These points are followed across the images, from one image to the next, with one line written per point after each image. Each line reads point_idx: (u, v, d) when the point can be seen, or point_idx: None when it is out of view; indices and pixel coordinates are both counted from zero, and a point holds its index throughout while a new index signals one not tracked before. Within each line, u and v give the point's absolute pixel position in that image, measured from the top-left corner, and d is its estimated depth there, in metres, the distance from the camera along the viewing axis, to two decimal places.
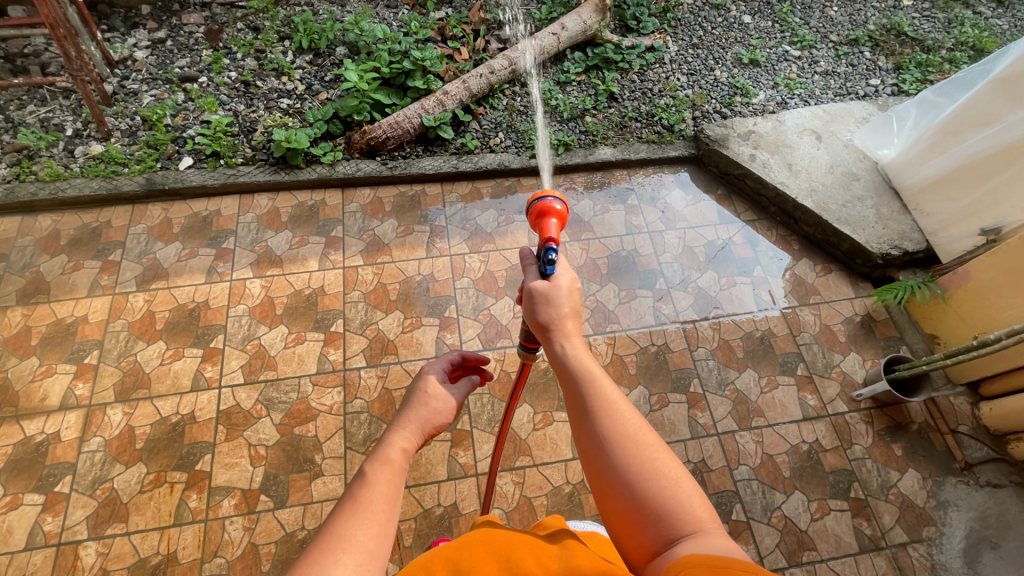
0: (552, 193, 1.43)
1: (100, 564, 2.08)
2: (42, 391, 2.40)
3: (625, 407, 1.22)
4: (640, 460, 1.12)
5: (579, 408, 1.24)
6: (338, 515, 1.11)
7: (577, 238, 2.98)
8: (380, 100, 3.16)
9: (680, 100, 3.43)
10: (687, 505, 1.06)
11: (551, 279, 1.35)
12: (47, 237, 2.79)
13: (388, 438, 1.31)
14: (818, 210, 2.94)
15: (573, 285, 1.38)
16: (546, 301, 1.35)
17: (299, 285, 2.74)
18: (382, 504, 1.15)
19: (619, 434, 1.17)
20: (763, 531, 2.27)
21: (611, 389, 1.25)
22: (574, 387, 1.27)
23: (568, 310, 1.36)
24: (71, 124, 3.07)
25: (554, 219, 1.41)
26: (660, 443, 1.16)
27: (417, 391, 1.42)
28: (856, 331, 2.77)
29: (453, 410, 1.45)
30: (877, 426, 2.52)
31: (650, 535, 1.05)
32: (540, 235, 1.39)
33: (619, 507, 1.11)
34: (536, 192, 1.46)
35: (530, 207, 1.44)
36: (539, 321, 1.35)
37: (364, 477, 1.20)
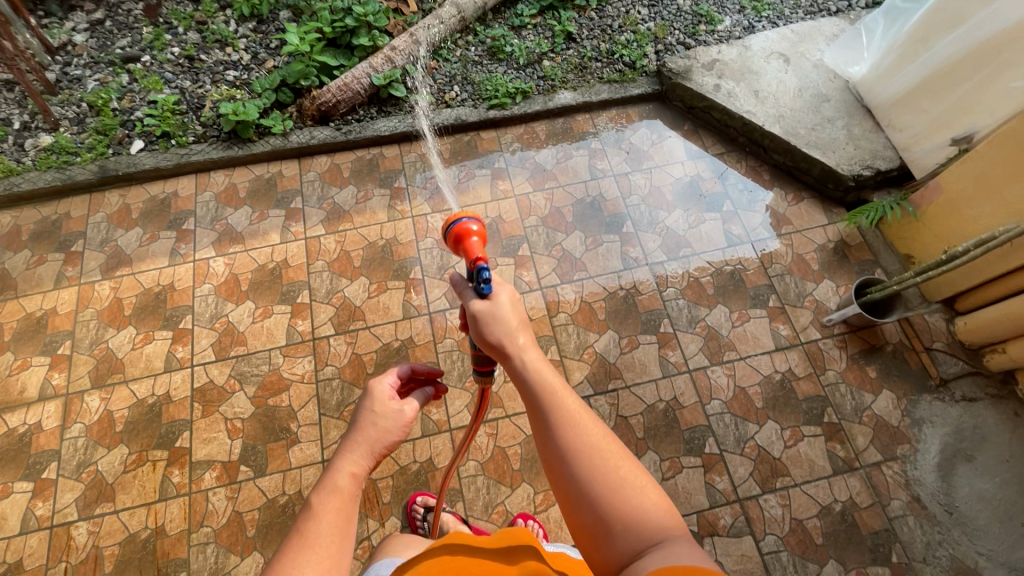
0: (465, 213, 1.32)
1: (92, 542, 2.16)
2: (20, 383, 2.44)
3: (587, 417, 1.16)
4: (604, 472, 1.07)
5: (539, 423, 1.16)
6: (283, 554, 1.05)
7: (540, 188, 2.91)
8: (326, 62, 3.08)
9: (642, 35, 3.30)
10: (653, 512, 1.03)
11: (492, 299, 1.24)
12: (8, 234, 2.78)
13: (335, 462, 1.22)
14: (786, 136, 2.86)
15: (514, 300, 1.26)
16: (491, 321, 1.22)
17: (262, 259, 2.72)
18: (330, 538, 1.09)
19: (582, 447, 1.10)
20: (737, 461, 2.28)
21: (572, 398, 1.17)
22: (532, 401, 1.18)
23: (516, 326, 1.24)
24: (18, 117, 3.02)
25: (474, 238, 1.30)
26: (623, 449, 1.12)
27: (362, 411, 1.28)
28: (829, 258, 2.72)
29: (406, 425, 1.30)
30: (851, 350, 2.51)
31: (617, 548, 1.01)
32: (466, 258, 1.28)
33: (583, 520, 1.06)
34: (447, 217, 1.33)
35: (445, 232, 1.32)
36: (488, 342, 1.22)
37: (310, 509, 1.13)
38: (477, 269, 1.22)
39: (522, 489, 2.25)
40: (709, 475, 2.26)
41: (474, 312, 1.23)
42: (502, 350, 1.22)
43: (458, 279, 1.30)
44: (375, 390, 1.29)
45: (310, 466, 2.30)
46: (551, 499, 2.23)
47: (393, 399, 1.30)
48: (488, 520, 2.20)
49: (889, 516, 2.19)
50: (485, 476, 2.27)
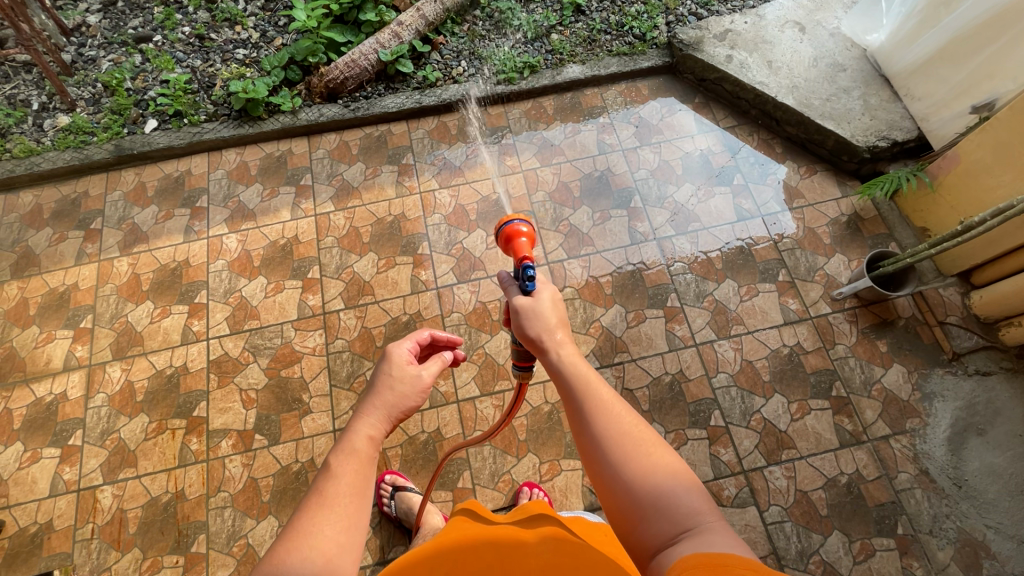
0: (517, 215, 1.34)
1: (117, 505, 2.26)
2: (45, 355, 2.54)
3: (619, 405, 1.13)
4: (637, 459, 1.04)
5: (573, 412, 1.15)
6: (302, 513, 1.04)
7: (548, 163, 2.90)
8: (334, 38, 3.10)
9: (652, 6, 3.24)
10: (686, 498, 1.00)
11: (535, 296, 1.27)
12: (30, 212, 2.86)
13: (353, 425, 1.20)
14: (800, 107, 2.80)
15: (556, 300, 1.29)
16: (532, 316, 1.24)
17: (273, 236, 2.77)
18: (349, 498, 1.07)
19: (616, 435, 1.08)
20: (742, 434, 2.29)
21: (604, 388, 1.15)
22: (566, 391, 1.16)
23: (556, 321, 1.25)
24: (37, 99, 3.10)
25: (523, 238, 1.32)
26: (656, 437, 1.09)
27: (380, 375, 1.28)
28: (842, 231, 2.68)
29: (424, 391, 1.30)
30: (862, 325, 2.48)
31: (650, 534, 0.98)
32: (513, 256, 1.29)
33: (616, 507, 1.03)
34: (498, 219, 1.35)
35: (496, 233, 1.35)
36: (527, 336, 1.24)
37: (328, 471, 1.11)
38: (523, 266, 1.26)
39: (527, 459, 2.29)
40: (714, 447, 2.27)
41: (516, 307, 1.25)
42: (540, 344, 1.23)
43: (505, 276, 1.31)
44: (392, 356, 1.29)
45: (322, 436, 2.37)
46: (556, 469, 2.27)
47: (411, 365, 1.30)
48: (494, 488, 2.24)
49: (896, 489, 2.19)
50: (491, 446, 2.31)
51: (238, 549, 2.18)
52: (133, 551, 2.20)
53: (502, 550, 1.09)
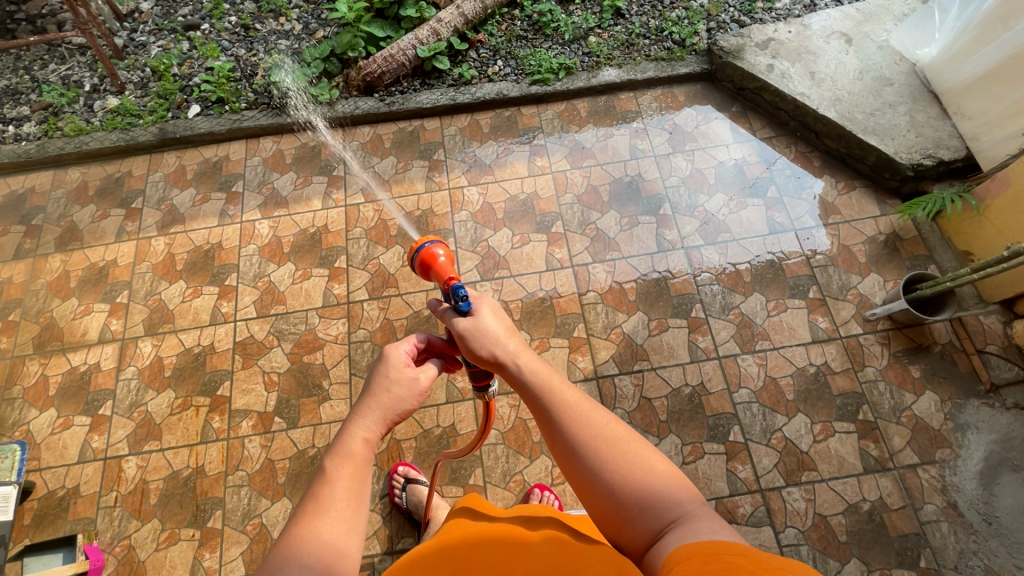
0: (429, 238, 1.39)
1: (140, 476, 2.34)
2: (82, 326, 2.64)
3: (587, 406, 1.11)
4: (613, 459, 1.03)
5: (542, 422, 1.12)
6: (300, 518, 1.05)
7: (578, 166, 2.88)
8: (374, 33, 3.16)
9: (694, 12, 3.19)
10: (669, 490, 0.99)
11: (473, 315, 1.23)
12: (77, 188, 2.98)
13: (348, 427, 1.17)
14: (841, 121, 2.72)
15: (497, 311, 1.25)
16: (477, 336, 1.21)
17: (304, 224, 2.82)
18: (346, 501, 1.07)
19: (589, 438, 1.06)
20: (761, 451, 2.24)
21: (569, 392, 1.13)
22: (532, 402, 1.14)
23: (503, 333, 1.22)
24: (89, 80, 3.23)
25: (441, 260, 1.36)
26: (631, 432, 1.07)
27: (377, 377, 1.23)
28: (879, 251, 2.60)
29: (421, 394, 1.25)
30: (894, 348, 2.40)
31: (639, 530, 0.98)
32: (439, 281, 1.33)
33: (601, 509, 1.02)
34: (412, 245, 1.41)
35: (414, 259, 1.39)
36: (480, 359, 1.20)
37: (323, 475, 1.10)
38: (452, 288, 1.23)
39: (540, 461, 2.28)
40: (731, 463, 2.22)
41: (459, 331, 1.22)
42: (494, 361, 1.19)
43: (437, 302, 1.28)
44: (393, 361, 1.24)
45: (339, 423, 2.40)
46: None
47: (409, 367, 1.25)
48: (505, 487, 2.24)
49: (921, 520, 2.10)
50: (504, 445, 2.31)
51: (251, 528, 2.23)
52: (152, 521, 2.26)
53: (505, 551, 1.07)
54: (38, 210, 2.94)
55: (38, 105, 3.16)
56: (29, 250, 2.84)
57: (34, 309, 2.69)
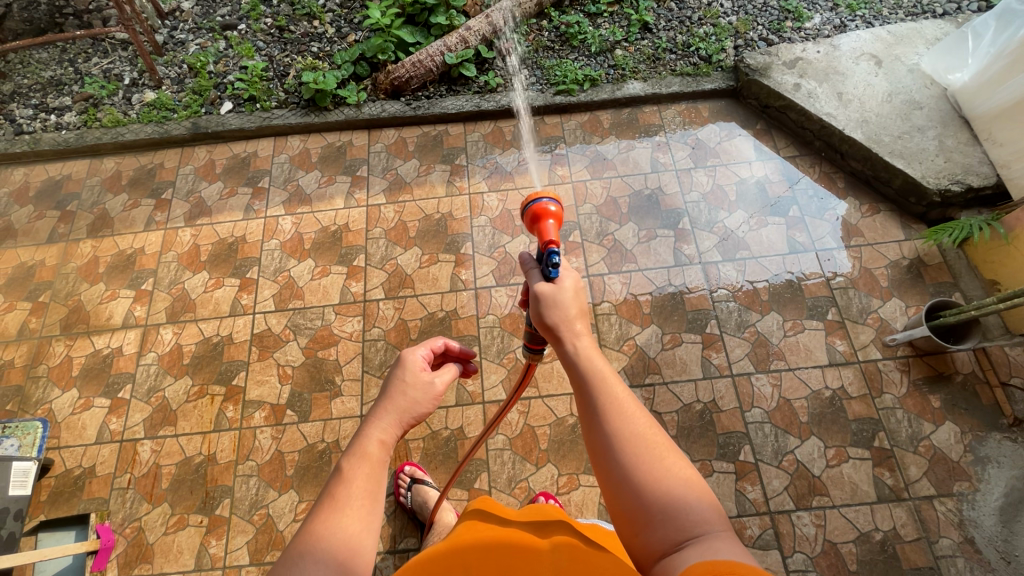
0: (545, 192, 1.26)
1: (154, 460, 2.39)
2: (108, 311, 2.72)
3: (634, 405, 1.10)
4: (648, 461, 1.02)
5: (585, 407, 1.11)
6: (314, 517, 1.05)
7: (598, 176, 2.90)
8: (404, 39, 3.22)
9: (722, 28, 3.20)
10: (696, 505, 0.98)
11: (557, 283, 1.20)
12: (111, 177, 3.08)
13: (365, 429, 1.19)
14: (867, 142, 2.70)
15: (578, 288, 1.22)
16: (552, 304, 1.18)
17: (326, 222, 2.88)
18: (362, 501, 1.08)
19: (629, 436, 1.05)
20: (772, 473, 2.20)
21: (619, 386, 1.12)
22: (580, 386, 1.13)
23: (576, 311, 1.19)
24: (129, 74, 3.35)
25: (550, 219, 1.25)
26: (670, 441, 1.06)
27: (394, 382, 1.25)
28: (902, 276, 2.55)
29: (436, 398, 1.27)
30: (914, 376, 2.35)
31: (655, 539, 0.96)
32: (539, 238, 1.23)
33: (622, 510, 1.01)
34: (528, 194, 1.28)
35: (524, 210, 1.28)
36: (545, 325, 1.19)
37: (340, 475, 1.12)
38: (548, 252, 1.17)
39: (546, 469, 2.28)
40: (740, 483, 2.19)
41: (537, 292, 1.19)
42: (556, 334, 1.17)
43: (529, 257, 1.26)
44: (410, 363, 1.26)
45: (349, 419, 2.43)
46: (575, 483, 2.24)
47: (424, 370, 1.27)
48: (510, 494, 2.24)
49: (935, 554, 2.04)
50: (511, 451, 2.32)
51: (258, 518, 2.26)
52: (162, 505, 2.31)
53: (515, 559, 1.05)
54: (73, 197, 3.04)
55: (79, 96, 3.28)
56: (62, 235, 2.93)
57: (63, 292, 2.78)
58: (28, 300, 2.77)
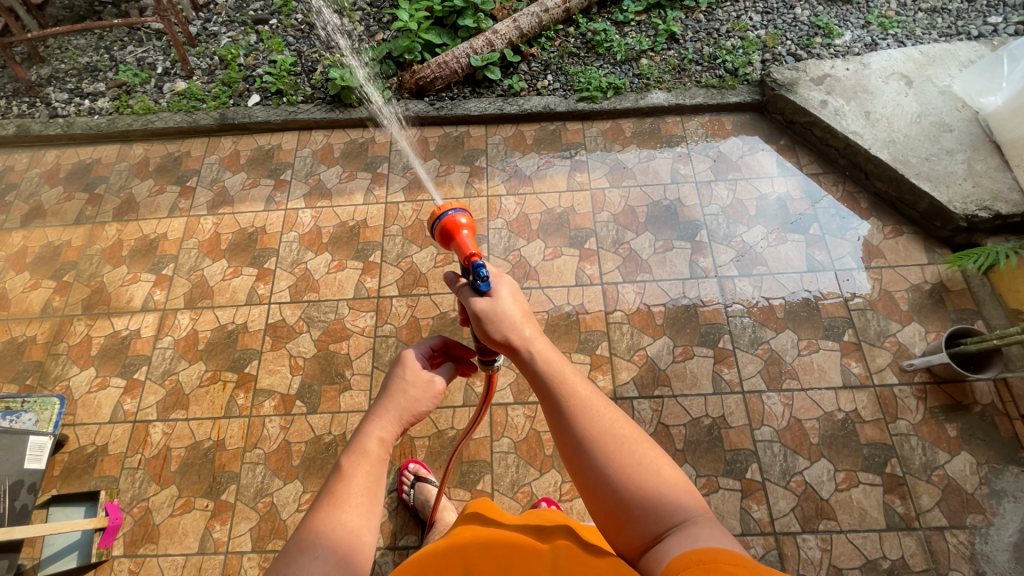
0: (451, 205, 1.28)
1: (165, 442, 2.43)
2: (128, 294, 2.78)
3: (598, 400, 1.10)
4: (620, 457, 1.03)
5: (551, 412, 1.10)
6: (314, 514, 1.06)
7: (617, 185, 2.89)
8: (431, 40, 3.26)
9: (750, 42, 3.17)
10: (673, 495, 0.99)
11: (492, 296, 1.18)
12: (138, 163, 3.16)
13: (364, 426, 1.19)
14: (893, 163, 2.66)
15: (515, 292, 1.21)
16: (495, 318, 1.16)
17: (344, 217, 2.91)
18: (362, 498, 1.09)
19: (598, 434, 1.05)
20: (779, 493, 2.17)
21: (582, 384, 1.12)
22: (543, 390, 1.12)
23: (520, 317, 1.18)
24: (162, 64, 3.43)
25: (464, 231, 1.27)
26: (638, 430, 1.07)
27: (393, 382, 1.25)
28: (923, 300, 2.50)
29: (437, 396, 1.27)
30: (930, 403, 2.30)
31: (637, 533, 0.98)
32: (460, 253, 1.24)
33: (601, 507, 1.02)
34: (435, 210, 1.30)
35: (434, 226, 1.29)
36: (493, 341, 1.17)
37: (339, 472, 1.12)
38: (473, 266, 1.18)
39: (550, 475, 2.27)
40: (746, 502, 2.16)
41: (475, 310, 1.17)
42: (507, 346, 1.16)
43: (452, 276, 1.23)
44: (409, 369, 1.25)
45: (357, 413, 2.44)
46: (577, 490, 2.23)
47: (424, 370, 1.27)
48: (512, 498, 2.23)
49: None
50: (516, 455, 2.31)
51: (262, 506, 2.28)
52: (170, 487, 2.34)
53: (514, 559, 1.04)
54: (101, 181, 3.12)
55: (113, 83, 3.37)
56: (89, 217, 3.01)
57: (87, 273, 2.85)
58: (53, 279, 2.84)
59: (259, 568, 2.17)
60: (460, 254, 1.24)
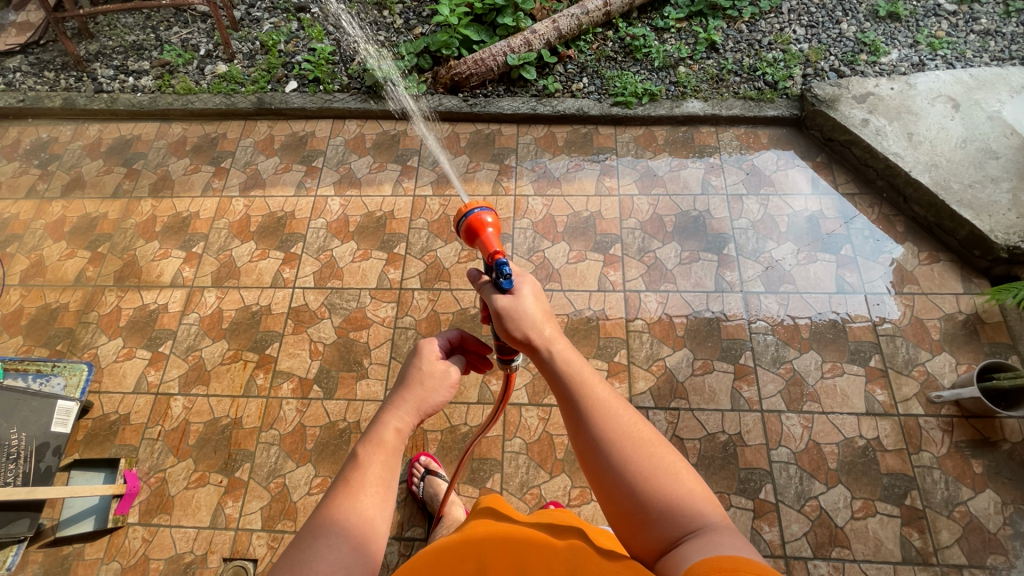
0: (476, 202, 1.30)
1: (184, 416, 2.48)
2: (159, 269, 2.84)
3: (617, 403, 1.10)
4: (638, 458, 1.02)
5: (569, 413, 1.11)
6: (328, 502, 1.07)
7: (647, 192, 2.86)
8: (469, 36, 3.27)
9: (792, 55, 3.12)
10: (691, 501, 0.98)
11: (514, 294, 1.19)
12: (176, 142, 3.23)
13: (382, 415, 1.19)
14: (934, 188, 2.58)
15: (537, 292, 1.21)
16: (515, 317, 1.17)
17: (372, 207, 2.93)
18: (376, 487, 1.10)
19: (617, 435, 1.05)
20: (792, 517, 2.13)
21: (601, 386, 1.12)
22: (562, 391, 1.12)
23: (541, 317, 1.18)
24: (205, 46, 3.50)
25: (489, 229, 1.28)
26: (656, 434, 1.07)
27: (412, 371, 1.24)
28: (955, 330, 2.43)
29: (453, 386, 1.27)
30: (957, 437, 2.23)
31: (654, 537, 0.97)
32: (483, 250, 1.25)
33: (618, 509, 1.01)
34: (460, 207, 1.32)
35: (460, 224, 1.32)
36: (513, 339, 1.17)
37: (355, 460, 1.13)
38: (496, 263, 1.19)
39: (560, 479, 2.26)
40: (757, 522, 2.12)
41: (497, 308, 1.18)
42: (528, 345, 1.17)
43: (475, 273, 1.24)
44: (427, 358, 1.25)
45: (372, 402, 2.47)
46: (587, 496, 2.22)
47: (439, 358, 1.27)
48: (521, 499, 2.23)
49: None
50: (527, 456, 2.31)
51: (274, 486, 2.32)
52: (187, 461, 2.39)
53: (527, 557, 1.03)
54: (140, 157, 3.20)
55: (157, 62, 3.45)
56: (126, 191, 3.09)
57: (121, 246, 2.92)
58: (88, 249, 2.92)
59: (267, 547, 2.20)
60: (485, 251, 1.25)
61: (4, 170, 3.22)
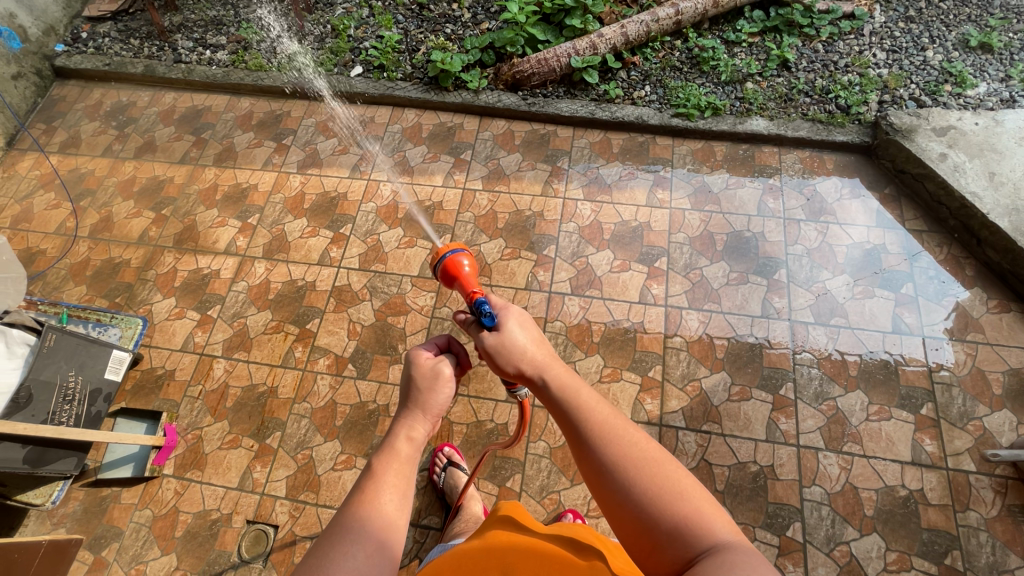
0: (450, 247, 1.42)
1: (225, 378, 2.58)
2: (215, 235, 2.96)
3: (618, 422, 1.09)
4: (643, 478, 1.00)
5: (572, 438, 1.10)
6: (344, 511, 1.08)
7: (699, 208, 2.79)
8: (535, 35, 3.26)
9: (869, 80, 2.98)
10: (703, 518, 0.95)
11: (498, 330, 1.23)
12: (243, 116, 3.35)
13: (394, 427, 1.23)
14: (1014, 233, 2.41)
15: (522, 322, 1.25)
16: (504, 351, 1.21)
17: (422, 196, 2.97)
18: (392, 492, 1.11)
19: (621, 456, 1.03)
20: (818, 559, 2.04)
21: (601, 407, 1.12)
22: (562, 418, 1.12)
23: (531, 345, 1.22)
24: (279, 26, 3.63)
25: (465, 270, 1.40)
26: (662, 451, 1.04)
27: (411, 384, 1.26)
28: (1020, 387, 2.28)
29: (451, 378, 1.26)
30: (1009, 500, 2.09)
31: (668, 557, 0.94)
32: (463, 291, 1.36)
33: (629, 532, 0.99)
34: (434, 253, 1.44)
35: (436, 268, 1.43)
36: (508, 373, 1.21)
37: (369, 471, 1.15)
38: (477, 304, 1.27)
39: (580, 488, 2.24)
40: (781, 560, 2.04)
41: (485, 347, 1.23)
42: (522, 376, 1.20)
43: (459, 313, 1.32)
44: (416, 360, 1.26)
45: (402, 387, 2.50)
46: None
47: (429, 357, 1.26)
48: (539, 503, 2.22)
49: None
50: (549, 460, 2.30)
51: (300, 458, 2.38)
52: (223, 422, 2.49)
53: None
54: (209, 127, 3.34)
55: (234, 38, 3.60)
56: (193, 158, 3.23)
57: (182, 210, 3.06)
58: (153, 210, 3.07)
59: (289, 515, 2.27)
60: (463, 292, 1.36)
61: (85, 129, 3.42)
